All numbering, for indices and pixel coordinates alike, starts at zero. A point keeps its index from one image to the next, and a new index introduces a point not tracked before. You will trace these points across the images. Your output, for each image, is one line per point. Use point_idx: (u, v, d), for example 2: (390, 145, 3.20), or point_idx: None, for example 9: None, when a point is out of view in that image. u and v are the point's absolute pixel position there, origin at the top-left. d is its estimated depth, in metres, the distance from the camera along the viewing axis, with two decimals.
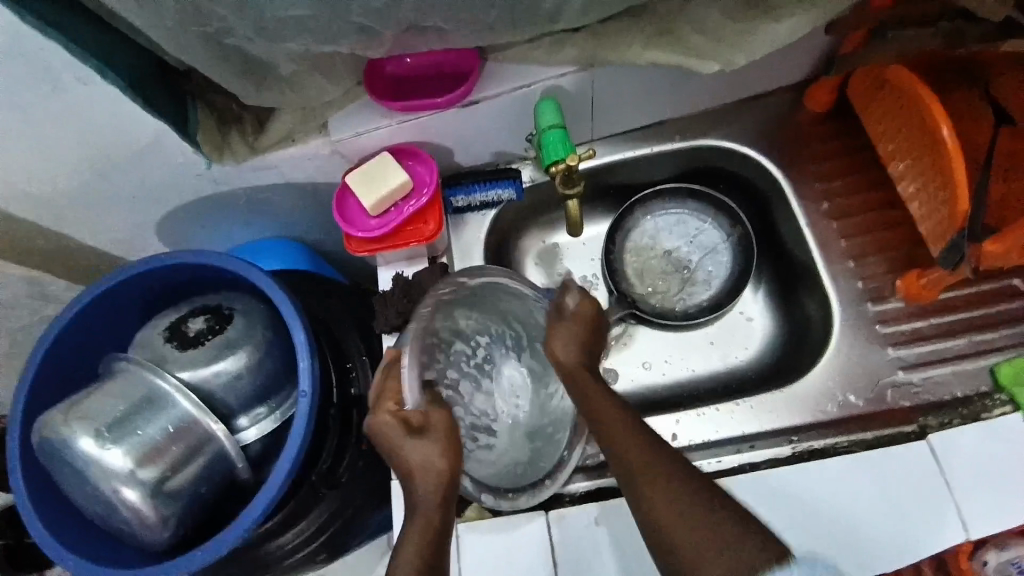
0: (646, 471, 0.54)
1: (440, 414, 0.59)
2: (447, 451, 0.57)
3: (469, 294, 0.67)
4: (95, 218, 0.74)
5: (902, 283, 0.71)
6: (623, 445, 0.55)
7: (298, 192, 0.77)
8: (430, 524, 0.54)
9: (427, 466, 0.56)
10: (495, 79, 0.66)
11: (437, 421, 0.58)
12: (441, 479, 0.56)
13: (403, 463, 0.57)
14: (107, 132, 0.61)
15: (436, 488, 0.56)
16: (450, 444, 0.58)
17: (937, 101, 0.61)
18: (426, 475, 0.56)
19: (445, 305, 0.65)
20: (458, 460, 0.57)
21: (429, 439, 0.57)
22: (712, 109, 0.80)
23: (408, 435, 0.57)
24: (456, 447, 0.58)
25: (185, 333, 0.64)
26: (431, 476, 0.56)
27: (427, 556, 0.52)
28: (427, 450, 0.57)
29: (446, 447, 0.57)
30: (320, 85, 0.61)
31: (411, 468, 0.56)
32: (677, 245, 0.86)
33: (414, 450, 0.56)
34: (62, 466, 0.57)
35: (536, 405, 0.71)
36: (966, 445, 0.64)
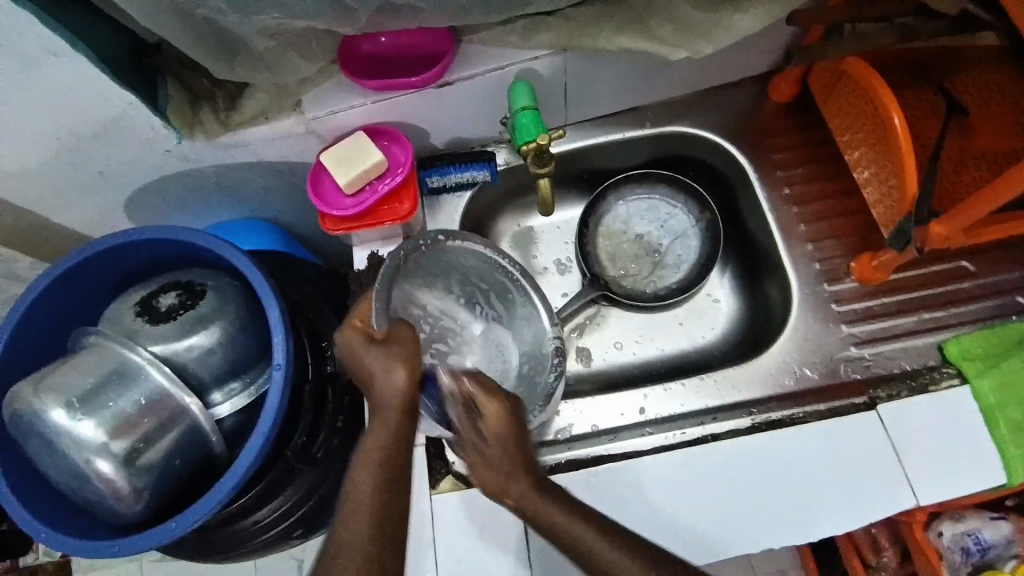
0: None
1: (403, 325, 0.57)
2: (405, 362, 0.54)
3: (449, 269, 0.70)
4: (63, 197, 0.73)
5: (857, 265, 0.75)
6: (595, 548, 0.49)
7: (273, 172, 0.77)
8: (390, 440, 0.52)
9: (385, 373, 0.54)
10: (469, 62, 0.67)
11: (401, 334, 0.56)
12: (397, 394, 0.53)
13: (366, 379, 0.55)
14: (75, 107, 0.60)
15: (395, 396, 0.53)
16: (411, 355, 0.55)
17: (890, 93, 0.62)
18: (385, 387, 0.54)
19: (419, 271, 0.68)
20: (418, 371, 0.55)
21: (388, 350, 0.55)
22: (681, 97, 0.82)
23: (371, 347, 0.56)
24: (417, 357, 0.55)
25: (156, 308, 0.64)
26: (389, 386, 0.54)
27: (383, 499, 0.49)
28: (384, 360, 0.55)
29: (406, 358, 0.55)
30: (294, 63, 0.62)
31: (372, 379, 0.55)
32: (647, 230, 0.88)
33: (374, 361, 0.55)
34: (30, 439, 0.57)
35: (519, 380, 0.71)
36: (913, 414, 0.67)
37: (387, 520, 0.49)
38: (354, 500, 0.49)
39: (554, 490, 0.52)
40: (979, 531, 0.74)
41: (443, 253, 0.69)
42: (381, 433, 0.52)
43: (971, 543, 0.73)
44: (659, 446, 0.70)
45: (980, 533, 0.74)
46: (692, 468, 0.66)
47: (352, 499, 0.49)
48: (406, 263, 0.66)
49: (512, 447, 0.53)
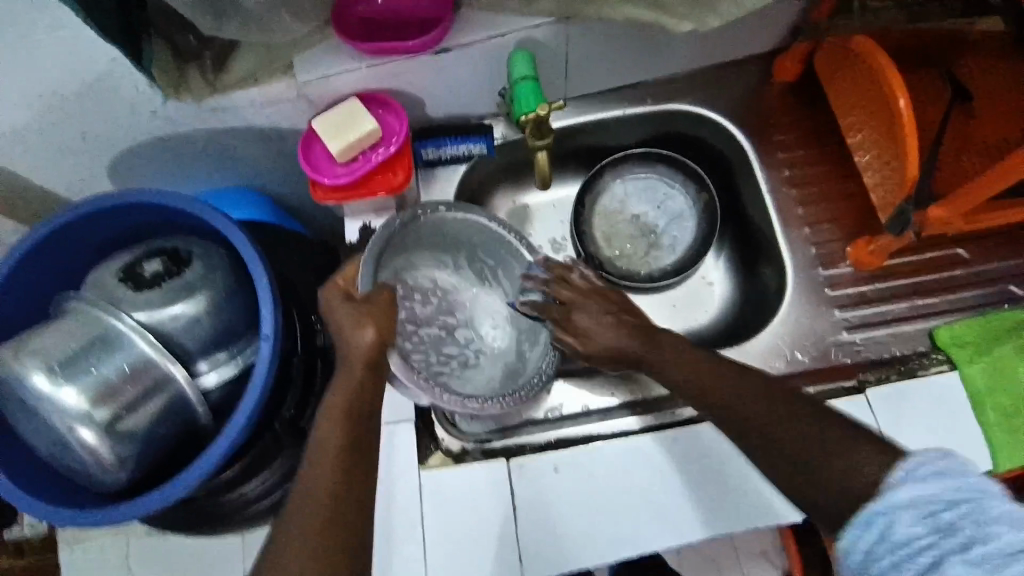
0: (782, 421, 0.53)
1: (384, 290, 0.59)
2: (372, 319, 0.56)
3: (450, 241, 0.72)
4: (41, 158, 0.70)
5: (852, 250, 0.75)
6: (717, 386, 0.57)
7: (263, 139, 0.75)
8: (355, 394, 0.53)
9: (354, 330, 0.55)
10: (468, 28, 0.65)
11: (378, 296, 0.58)
12: (364, 350, 0.54)
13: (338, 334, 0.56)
14: (54, 61, 0.57)
15: (362, 350, 0.55)
16: (379, 314, 0.56)
17: (897, 75, 0.61)
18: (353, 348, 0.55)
19: (413, 245, 0.70)
20: (388, 328, 0.56)
21: (360, 307, 0.56)
22: (683, 73, 0.80)
23: (343, 301, 0.57)
24: (386, 315, 0.57)
25: (139, 275, 0.62)
26: (356, 344, 0.54)
27: (346, 450, 0.51)
28: (353, 316, 0.56)
29: (376, 316, 0.56)
30: (285, 23, 0.60)
31: (341, 332, 0.56)
32: (644, 210, 0.87)
33: (343, 317, 0.56)
34: (9, 404, 0.56)
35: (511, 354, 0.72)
36: (902, 399, 0.68)
37: (351, 465, 0.51)
38: (319, 449, 0.52)
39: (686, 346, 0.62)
40: None
41: (444, 223, 0.70)
42: (346, 387, 0.54)
43: None
44: (650, 426, 0.69)
45: None
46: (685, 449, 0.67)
47: (319, 447, 0.52)
48: (398, 234, 0.67)
49: (643, 340, 0.62)
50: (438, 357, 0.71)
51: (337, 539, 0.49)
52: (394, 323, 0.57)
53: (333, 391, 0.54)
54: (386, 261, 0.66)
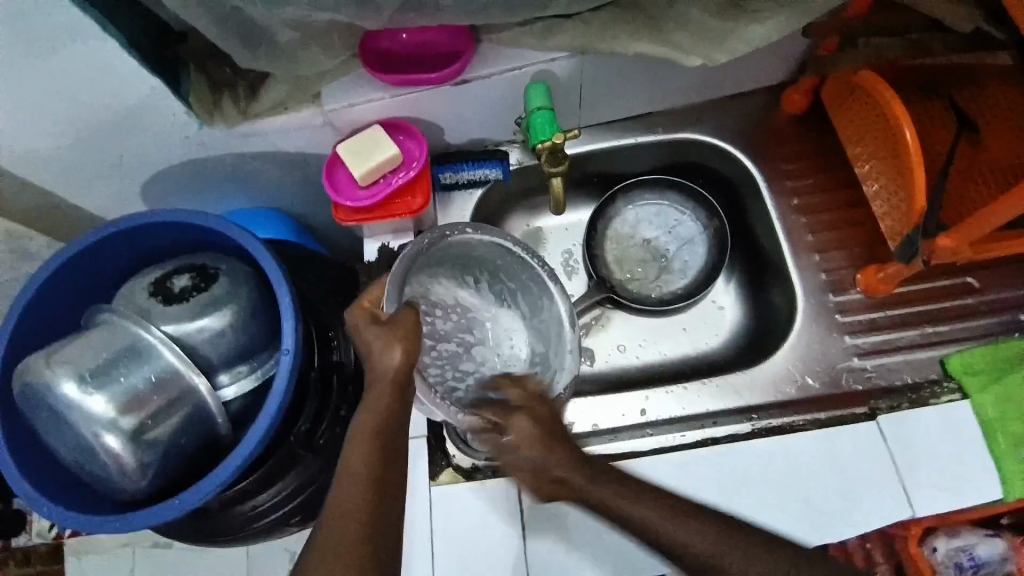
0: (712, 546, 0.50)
1: (409, 309, 0.58)
2: (402, 342, 0.55)
3: (469, 258, 0.73)
4: (79, 179, 0.74)
5: (862, 276, 0.75)
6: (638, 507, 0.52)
7: (287, 163, 0.78)
8: (383, 418, 0.53)
9: (383, 351, 0.55)
10: (485, 61, 0.68)
11: (404, 317, 0.57)
12: (391, 372, 0.54)
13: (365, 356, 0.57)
14: (97, 89, 0.61)
15: (391, 374, 0.54)
16: (410, 336, 0.56)
17: (902, 107, 0.63)
18: (380, 369, 0.55)
19: (436, 263, 0.70)
20: (414, 350, 0.56)
21: (388, 330, 0.56)
22: (694, 104, 0.83)
23: (374, 325, 0.57)
24: (414, 336, 0.56)
25: (169, 289, 0.65)
26: (387, 366, 0.55)
27: (373, 475, 0.51)
28: (382, 338, 0.56)
29: (403, 337, 0.55)
30: (314, 55, 0.63)
31: (370, 354, 0.56)
32: (655, 235, 0.89)
33: (373, 339, 0.56)
34: (39, 410, 0.58)
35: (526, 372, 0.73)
36: (912, 427, 0.68)
37: (375, 486, 0.51)
38: (347, 470, 0.51)
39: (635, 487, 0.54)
40: (973, 547, 0.73)
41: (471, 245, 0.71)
42: (376, 408, 0.53)
43: (965, 560, 0.73)
44: (660, 447, 0.70)
45: (975, 549, 0.74)
46: (694, 472, 0.67)
47: (346, 470, 0.51)
48: (425, 254, 0.68)
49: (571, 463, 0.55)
50: (453, 374, 0.70)
51: (364, 567, 0.48)
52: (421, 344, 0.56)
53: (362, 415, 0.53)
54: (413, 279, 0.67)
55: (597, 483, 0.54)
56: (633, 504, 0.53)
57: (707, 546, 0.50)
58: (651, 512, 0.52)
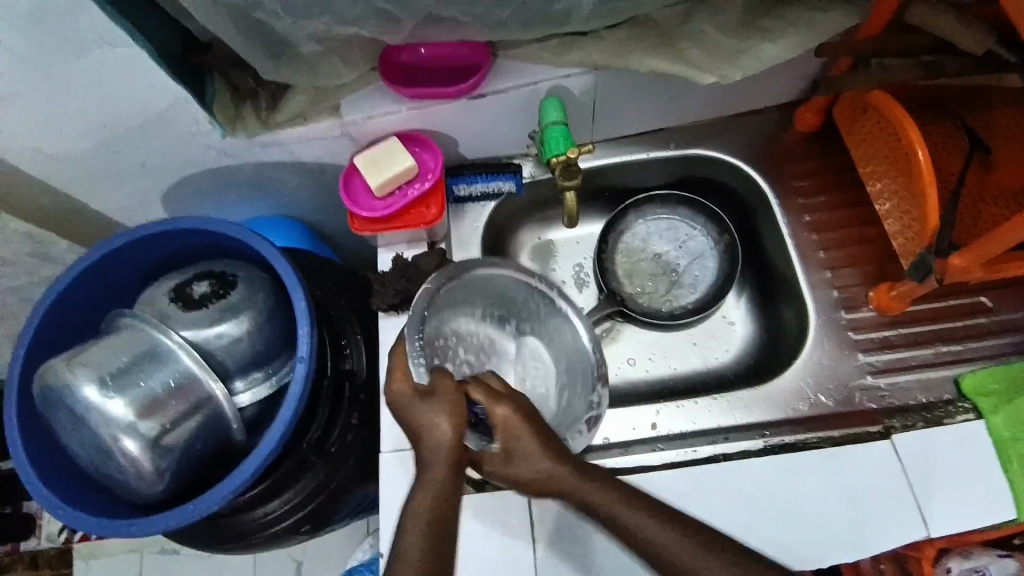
0: (688, 558, 0.52)
1: (446, 377, 0.58)
2: (452, 413, 0.55)
3: (496, 299, 0.74)
4: (103, 183, 0.76)
5: (875, 294, 0.75)
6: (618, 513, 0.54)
7: (305, 172, 0.79)
8: (439, 498, 0.52)
9: (434, 426, 0.54)
10: (501, 76, 0.69)
11: (444, 384, 0.57)
12: (444, 446, 0.54)
13: (412, 428, 0.56)
14: (125, 98, 0.63)
15: (443, 451, 0.54)
16: (458, 406, 0.55)
17: (914, 126, 0.64)
18: (431, 442, 0.54)
19: (464, 299, 0.72)
20: (464, 421, 0.55)
21: (435, 400, 0.55)
22: (707, 120, 0.84)
23: (420, 400, 0.56)
24: (463, 406, 0.55)
25: (188, 295, 0.66)
26: (439, 442, 0.54)
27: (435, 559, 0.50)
28: (433, 411, 0.55)
29: (453, 409, 0.55)
30: (336, 68, 0.65)
31: (417, 428, 0.55)
32: (666, 249, 0.89)
33: (422, 412, 0.55)
34: (59, 412, 0.59)
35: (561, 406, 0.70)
36: (927, 445, 0.67)
37: (436, 573, 0.50)
38: (405, 562, 0.50)
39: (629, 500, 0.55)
40: (987, 568, 0.73)
41: (494, 276, 0.73)
42: (431, 488, 0.53)
43: None
44: (670, 461, 0.70)
45: (987, 569, 0.73)
46: (705, 486, 0.67)
47: (400, 561, 0.50)
48: (453, 288, 0.71)
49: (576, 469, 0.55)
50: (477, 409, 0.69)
51: None
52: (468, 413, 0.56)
53: (415, 500, 0.53)
54: (440, 309, 0.70)
55: (590, 485, 0.55)
56: (621, 511, 0.54)
57: (709, 565, 0.51)
58: (642, 521, 0.54)
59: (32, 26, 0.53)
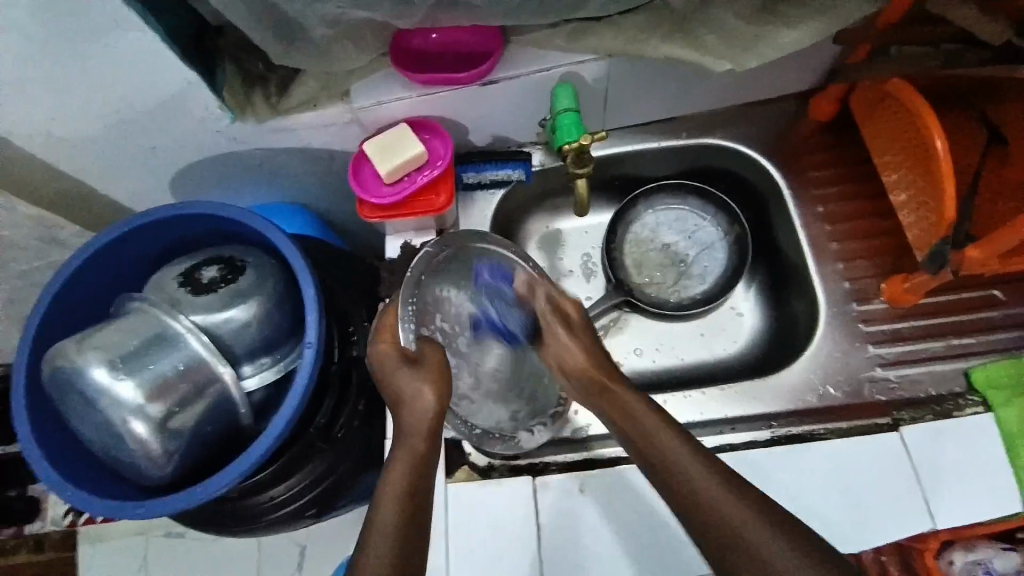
0: (741, 520, 0.50)
1: (433, 350, 0.66)
2: (434, 381, 0.63)
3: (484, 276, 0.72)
4: (112, 168, 0.75)
5: (887, 287, 0.74)
6: (668, 450, 0.57)
7: (314, 158, 0.79)
8: (412, 459, 0.58)
9: (415, 392, 0.63)
10: (514, 62, 0.68)
11: (431, 356, 0.65)
12: (427, 414, 0.62)
13: (396, 394, 0.64)
14: (135, 81, 0.62)
15: (422, 417, 0.62)
16: (440, 376, 0.64)
17: (932, 115, 0.63)
18: (414, 405, 0.63)
19: (450, 274, 0.70)
20: (445, 391, 0.63)
21: (421, 368, 0.64)
22: (719, 109, 0.83)
23: (404, 365, 0.64)
24: (443, 379, 0.64)
25: (197, 280, 0.66)
26: (419, 408, 0.62)
27: (408, 512, 0.53)
28: (416, 378, 0.63)
29: (436, 377, 0.64)
30: (347, 53, 0.64)
31: (403, 396, 0.63)
32: (674, 240, 0.89)
33: (406, 380, 0.64)
34: (68, 395, 0.59)
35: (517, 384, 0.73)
36: (935, 438, 0.67)
37: (414, 535, 0.52)
38: (381, 513, 0.53)
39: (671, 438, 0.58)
40: (991, 560, 0.73)
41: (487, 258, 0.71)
42: (405, 452, 0.59)
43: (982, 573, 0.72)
44: None
45: (991, 562, 0.73)
46: None
47: (376, 522, 0.52)
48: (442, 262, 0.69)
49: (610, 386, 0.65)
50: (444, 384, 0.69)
51: None
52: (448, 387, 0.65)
53: (391, 468, 0.57)
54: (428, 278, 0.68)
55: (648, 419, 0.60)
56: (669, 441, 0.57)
57: (767, 533, 0.49)
58: (687, 464, 0.55)
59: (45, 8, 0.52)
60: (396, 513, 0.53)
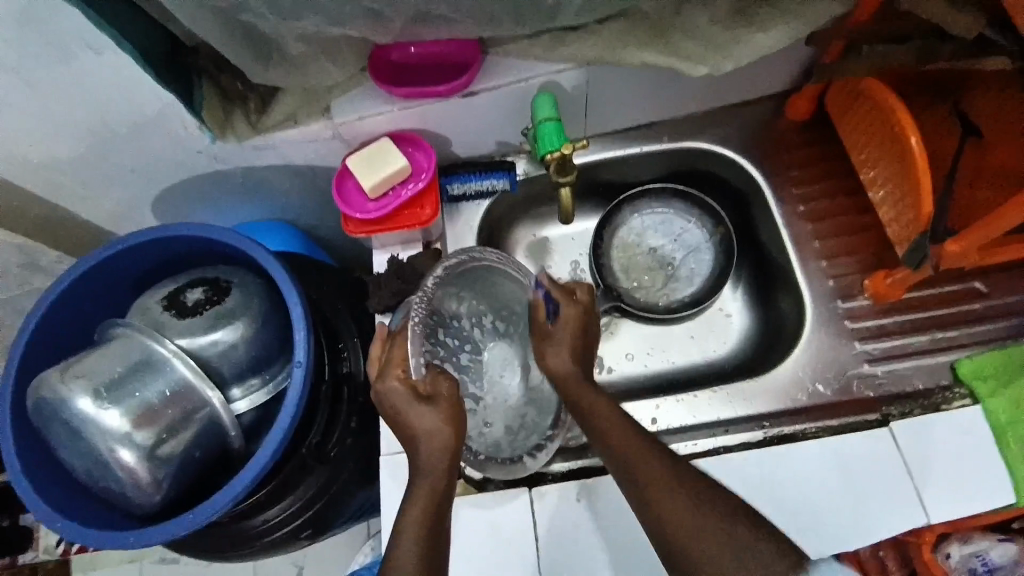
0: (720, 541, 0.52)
1: (444, 379, 0.57)
2: (450, 421, 0.55)
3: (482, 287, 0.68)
4: (91, 190, 0.74)
5: (870, 283, 0.75)
6: (657, 479, 0.54)
7: (297, 175, 0.79)
8: (431, 498, 0.54)
9: (432, 432, 0.55)
10: (493, 73, 0.69)
11: (444, 390, 0.56)
12: (440, 448, 0.55)
13: (407, 430, 0.56)
14: (111, 103, 0.62)
15: (441, 453, 0.55)
16: (453, 414, 0.56)
17: (906, 112, 0.64)
18: (431, 439, 0.55)
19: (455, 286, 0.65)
20: (461, 431, 0.56)
21: (435, 408, 0.55)
22: (699, 113, 0.84)
23: (416, 402, 0.56)
24: (460, 416, 0.56)
25: (182, 303, 0.65)
26: (436, 442, 0.55)
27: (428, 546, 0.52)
28: (431, 418, 0.55)
29: (450, 416, 0.55)
30: (324, 69, 0.64)
31: (411, 428, 0.56)
32: (661, 244, 0.89)
33: (419, 418, 0.55)
34: (54, 424, 0.58)
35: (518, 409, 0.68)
36: (924, 431, 0.68)
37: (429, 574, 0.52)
38: (403, 536, 0.53)
39: (680, 474, 0.55)
40: (986, 552, 0.73)
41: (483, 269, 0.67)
42: (423, 479, 0.55)
43: (979, 565, 0.73)
44: None
45: (987, 555, 0.74)
46: None
47: (398, 547, 0.52)
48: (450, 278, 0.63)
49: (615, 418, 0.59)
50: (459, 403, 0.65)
51: None
52: (465, 422, 0.56)
53: (410, 500, 0.55)
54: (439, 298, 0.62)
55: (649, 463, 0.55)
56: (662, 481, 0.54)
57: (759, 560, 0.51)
58: (680, 499, 0.53)
59: (14, 32, 0.52)
60: (420, 533, 0.53)
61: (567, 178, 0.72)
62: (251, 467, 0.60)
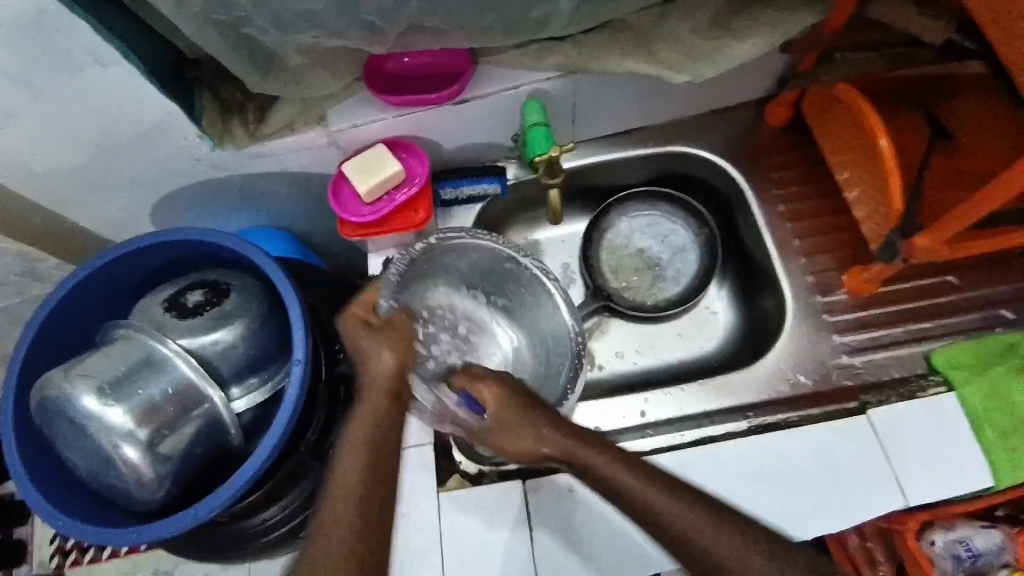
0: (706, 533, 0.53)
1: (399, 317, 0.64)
2: (396, 350, 0.61)
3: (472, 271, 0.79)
4: (93, 198, 0.76)
5: (847, 278, 0.79)
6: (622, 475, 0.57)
7: (294, 181, 0.81)
8: (374, 425, 0.58)
9: (378, 358, 0.60)
10: (484, 82, 0.72)
11: (397, 325, 0.63)
12: (387, 377, 0.59)
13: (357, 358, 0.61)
14: (115, 113, 0.64)
15: (385, 381, 0.59)
16: (401, 346, 0.61)
17: (876, 114, 0.67)
18: (377, 371, 0.60)
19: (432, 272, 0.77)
20: (407, 360, 0.61)
21: (381, 336, 0.61)
22: (682, 119, 0.87)
23: (366, 333, 0.61)
24: (407, 348, 0.62)
25: (183, 304, 0.67)
26: (379, 371, 0.60)
27: (370, 473, 0.55)
28: (377, 345, 0.61)
29: (397, 346, 0.61)
30: (321, 79, 0.67)
31: (362, 358, 0.61)
32: (648, 245, 0.92)
33: (368, 347, 0.61)
34: (58, 422, 0.59)
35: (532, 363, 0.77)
36: (902, 419, 0.70)
37: (372, 507, 0.55)
38: (340, 477, 0.55)
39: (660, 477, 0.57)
40: (970, 539, 0.76)
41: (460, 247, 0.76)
42: (368, 420, 0.58)
43: (963, 550, 0.75)
44: (659, 446, 0.72)
45: (971, 541, 0.76)
46: (695, 469, 0.69)
47: (336, 479, 0.55)
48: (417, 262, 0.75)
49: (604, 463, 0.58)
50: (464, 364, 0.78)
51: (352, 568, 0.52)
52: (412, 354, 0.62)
53: (353, 424, 0.58)
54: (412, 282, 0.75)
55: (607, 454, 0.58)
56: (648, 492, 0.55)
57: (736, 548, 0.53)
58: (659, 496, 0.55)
59: (24, 44, 0.54)
60: (359, 463, 0.56)
61: (549, 179, 0.75)
62: (252, 461, 0.61)
